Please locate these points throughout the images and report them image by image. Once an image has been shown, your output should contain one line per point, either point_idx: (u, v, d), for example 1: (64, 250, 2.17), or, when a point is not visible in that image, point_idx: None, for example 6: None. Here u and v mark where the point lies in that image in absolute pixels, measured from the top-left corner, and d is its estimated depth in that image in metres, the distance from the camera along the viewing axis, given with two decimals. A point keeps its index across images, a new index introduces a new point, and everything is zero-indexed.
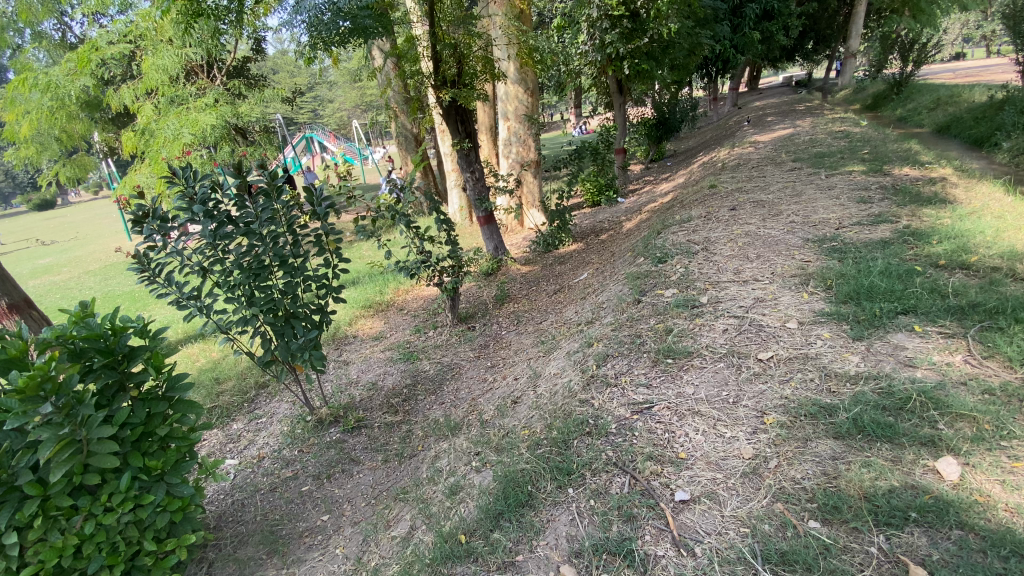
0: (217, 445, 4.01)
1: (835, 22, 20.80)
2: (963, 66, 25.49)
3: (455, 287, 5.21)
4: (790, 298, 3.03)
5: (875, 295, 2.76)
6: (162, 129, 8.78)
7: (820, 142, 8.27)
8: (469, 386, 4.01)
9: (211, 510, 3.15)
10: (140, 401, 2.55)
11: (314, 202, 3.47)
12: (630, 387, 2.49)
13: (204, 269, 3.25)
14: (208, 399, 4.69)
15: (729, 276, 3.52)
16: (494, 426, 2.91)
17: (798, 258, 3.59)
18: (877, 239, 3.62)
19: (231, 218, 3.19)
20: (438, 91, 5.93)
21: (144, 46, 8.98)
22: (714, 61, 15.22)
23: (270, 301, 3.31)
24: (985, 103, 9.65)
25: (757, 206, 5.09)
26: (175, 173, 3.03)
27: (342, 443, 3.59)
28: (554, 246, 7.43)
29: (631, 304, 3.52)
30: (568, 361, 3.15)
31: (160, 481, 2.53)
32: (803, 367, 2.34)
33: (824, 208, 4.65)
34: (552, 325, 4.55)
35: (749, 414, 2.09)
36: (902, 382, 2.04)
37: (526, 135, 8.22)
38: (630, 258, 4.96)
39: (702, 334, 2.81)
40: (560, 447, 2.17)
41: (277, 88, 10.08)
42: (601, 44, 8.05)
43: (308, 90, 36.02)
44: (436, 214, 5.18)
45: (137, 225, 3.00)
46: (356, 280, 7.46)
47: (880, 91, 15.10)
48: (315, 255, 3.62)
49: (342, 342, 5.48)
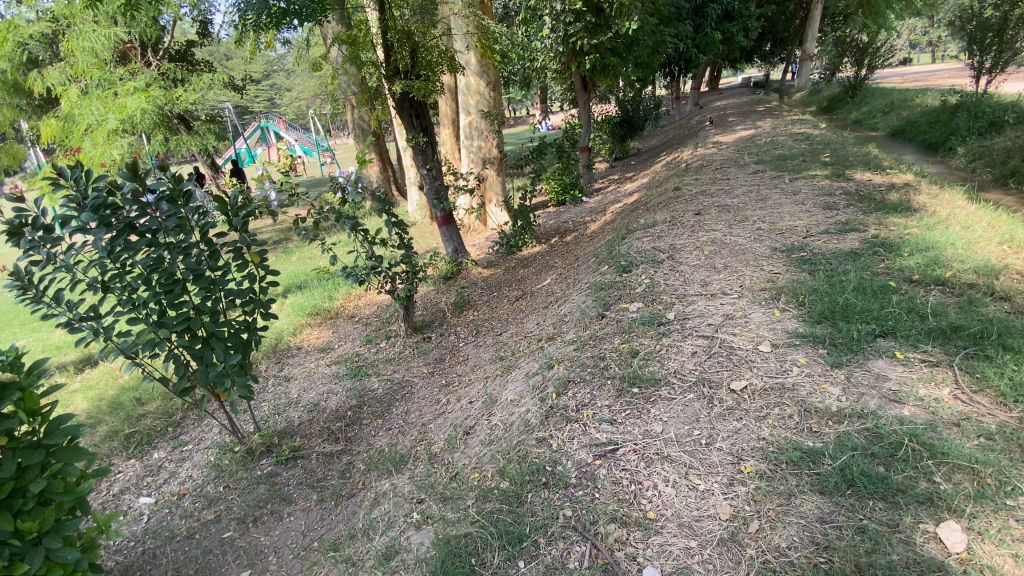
0: (132, 479, 3.52)
1: (791, 25, 21.38)
2: (912, 72, 26.45)
3: (409, 295, 4.80)
4: (761, 316, 2.82)
5: (851, 315, 2.60)
6: (85, 115, 7.94)
7: (781, 143, 8.25)
8: (420, 408, 3.66)
9: (114, 564, 2.71)
10: (10, 450, 1.99)
11: (231, 211, 3.05)
12: (592, 423, 2.21)
13: (103, 283, 2.76)
14: (126, 423, 4.16)
15: (696, 288, 3.31)
16: (441, 464, 2.58)
17: (767, 269, 3.41)
18: (847, 250, 3.49)
19: (133, 226, 2.72)
20: (389, 82, 5.47)
21: (69, 25, 8.12)
22: (676, 60, 15.25)
23: (184, 321, 2.89)
24: (935, 108, 9.95)
25: (722, 210, 4.93)
26: (60, 174, 2.53)
27: (274, 478, 3.19)
28: (517, 248, 7.10)
29: (594, 319, 3.25)
30: (527, 385, 2.84)
31: (38, 545, 2.00)
32: (781, 400, 2.12)
33: (790, 214, 4.53)
34: (512, 337, 4.24)
35: (724, 460, 1.86)
36: (890, 423, 1.87)
37: (488, 130, 7.84)
38: (593, 265, 4.70)
39: (670, 357, 2.57)
40: (511, 505, 1.87)
41: (221, 75, 9.31)
42: (564, 36, 7.83)
43: (264, 78, 34.45)
44: (386, 215, 4.75)
45: (13, 235, 2.48)
46: (304, 285, 6.93)
47: (835, 94, 15.49)
48: (237, 268, 3.21)
49: (283, 355, 5.02)
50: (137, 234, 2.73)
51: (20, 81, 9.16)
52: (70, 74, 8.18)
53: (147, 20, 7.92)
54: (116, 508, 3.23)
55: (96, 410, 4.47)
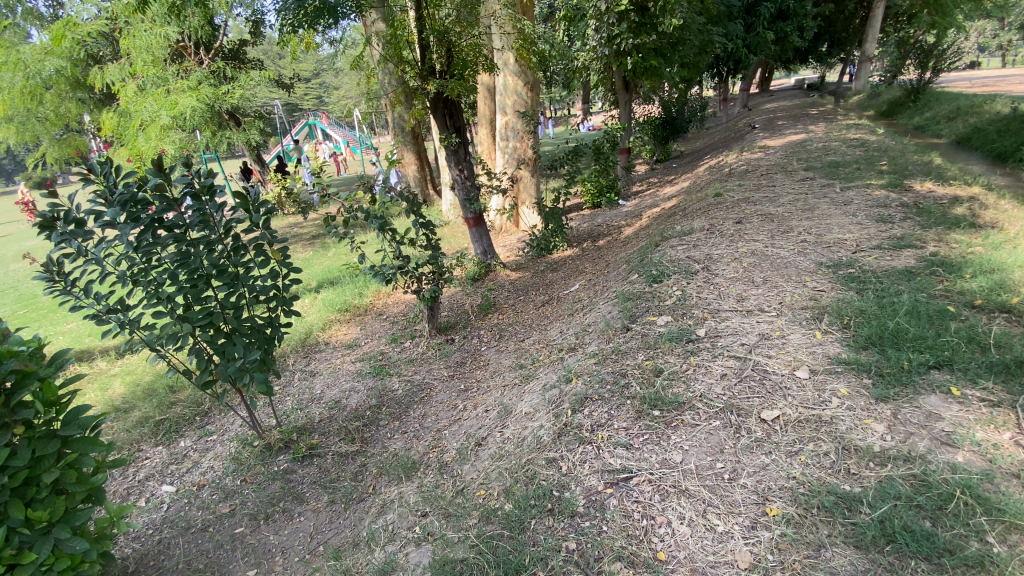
0: (158, 466, 3.61)
1: (851, 25, 20.29)
2: (983, 74, 24.73)
3: (434, 296, 4.76)
4: (801, 338, 2.61)
5: (901, 342, 2.37)
6: (139, 111, 8.28)
7: (834, 150, 7.79)
8: (437, 413, 3.60)
9: (131, 550, 2.76)
10: (26, 440, 2.04)
11: (252, 208, 3.15)
12: (606, 447, 2.07)
13: (129, 276, 2.85)
14: (158, 411, 4.28)
15: (730, 304, 3.11)
16: (451, 476, 2.51)
17: (810, 286, 3.17)
18: (900, 268, 3.22)
19: (160, 221, 2.81)
20: (424, 82, 5.44)
21: (126, 24, 8.44)
22: (725, 60, 14.71)
23: (207, 315, 2.95)
24: (1006, 115, 9.23)
25: (766, 219, 4.67)
26: (91, 170, 2.63)
27: (289, 475, 3.20)
28: (547, 251, 6.94)
29: (618, 332, 3.10)
30: (543, 399, 2.72)
31: (48, 534, 2.06)
32: (817, 434, 1.94)
33: (839, 226, 4.23)
34: (534, 344, 4.12)
35: (747, 499, 1.70)
36: (942, 470, 1.67)
37: (524, 131, 7.73)
38: (624, 272, 4.54)
39: (697, 379, 2.39)
40: (512, 531, 1.77)
41: (267, 73, 9.54)
42: (609, 38, 7.53)
43: (313, 77, 35.47)
44: (415, 215, 4.71)
45: (46, 228, 2.59)
46: (336, 282, 7.03)
47: (895, 98, 14.60)
48: (260, 265, 3.29)
49: (311, 350, 5.08)
50: (164, 230, 2.84)
51: (83, 78, 9.62)
52: (128, 71, 8.54)
53: (199, 20, 8.21)
54: (140, 495, 3.31)
55: (131, 396, 4.62)
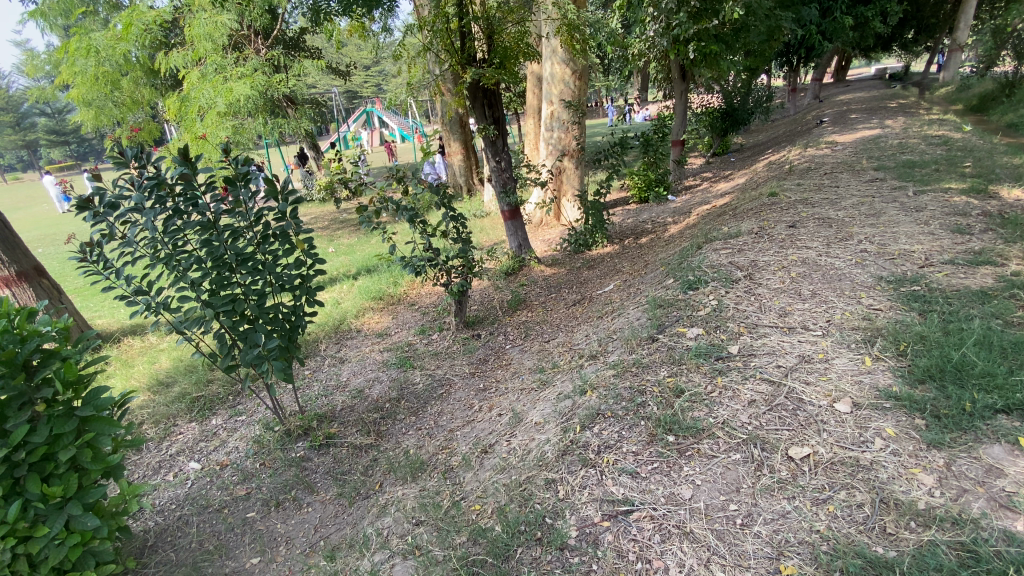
0: (189, 442, 3.75)
1: (942, 11, 18.46)
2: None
3: (462, 290, 4.65)
4: (846, 364, 2.33)
5: (966, 378, 2.06)
6: (198, 97, 8.65)
7: (911, 147, 7.07)
8: (452, 412, 3.53)
9: (153, 523, 2.86)
10: (45, 417, 2.10)
11: (281, 196, 3.14)
12: (610, 473, 1.95)
13: (157, 259, 2.90)
14: (195, 387, 4.46)
15: (771, 318, 2.84)
16: (453, 482, 2.42)
17: (865, 303, 2.85)
18: (974, 288, 2.83)
19: (188, 207, 2.84)
20: (461, 71, 5.31)
21: (188, 11, 8.70)
22: (797, 47, 13.66)
23: (229, 302, 2.94)
24: None
25: (823, 224, 4.27)
26: (125, 154, 2.70)
27: (304, 463, 3.22)
28: (585, 247, 6.74)
29: (643, 342, 2.90)
30: (554, 410, 2.58)
31: (62, 509, 2.11)
32: (851, 482, 1.73)
33: (907, 236, 3.79)
34: (558, 347, 3.97)
35: (759, 552, 1.55)
36: (995, 541, 1.45)
37: (569, 121, 7.46)
38: (660, 275, 4.30)
39: (721, 404, 2.17)
40: (496, 558, 1.74)
41: (319, 61, 9.68)
42: (666, 27, 7.15)
43: (374, 65, 36.40)
44: (445, 207, 4.60)
45: (83, 210, 2.69)
46: (373, 270, 7.11)
47: (986, 92, 13.23)
48: (286, 254, 3.27)
49: (343, 336, 5.14)
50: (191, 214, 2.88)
51: (152, 64, 10.12)
52: (191, 58, 8.89)
53: (254, 8, 8.36)
54: (168, 470, 3.44)
55: (174, 371, 4.84)
